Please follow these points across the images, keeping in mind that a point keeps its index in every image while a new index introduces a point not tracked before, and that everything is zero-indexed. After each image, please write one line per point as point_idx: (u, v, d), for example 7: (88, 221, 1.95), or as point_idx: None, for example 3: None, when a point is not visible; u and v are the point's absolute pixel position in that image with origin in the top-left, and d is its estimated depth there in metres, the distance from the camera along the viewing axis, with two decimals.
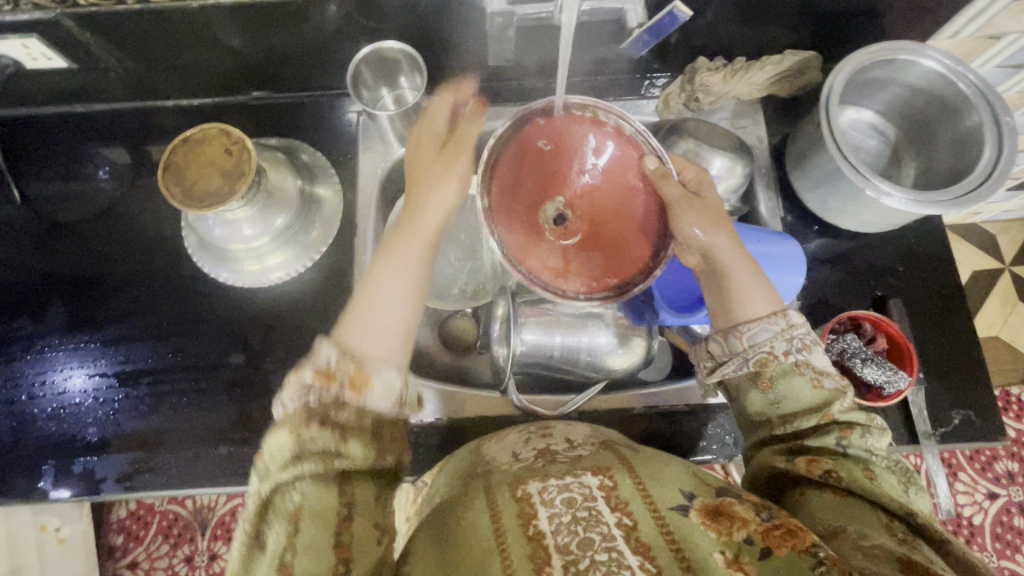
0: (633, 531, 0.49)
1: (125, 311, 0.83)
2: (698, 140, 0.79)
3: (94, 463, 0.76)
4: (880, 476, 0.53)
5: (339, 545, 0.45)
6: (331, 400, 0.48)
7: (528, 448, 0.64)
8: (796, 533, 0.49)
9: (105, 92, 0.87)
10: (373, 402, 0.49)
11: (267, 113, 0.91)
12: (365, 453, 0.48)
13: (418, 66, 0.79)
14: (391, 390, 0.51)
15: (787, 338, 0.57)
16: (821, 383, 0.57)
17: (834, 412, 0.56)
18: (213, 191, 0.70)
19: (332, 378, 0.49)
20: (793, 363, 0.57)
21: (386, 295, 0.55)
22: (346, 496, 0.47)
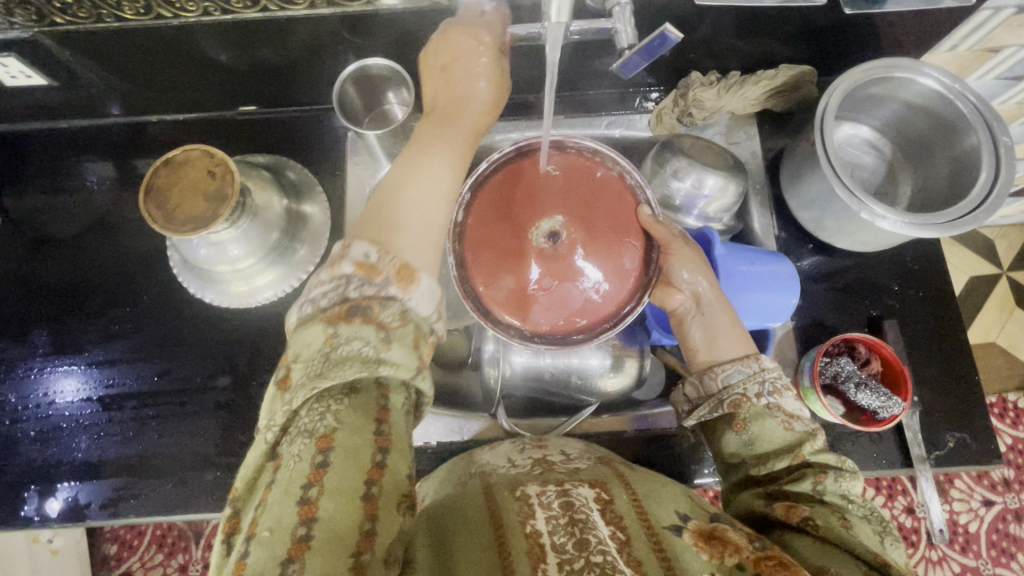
0: (627, 544, 0.48)
1: (110, 333, 0.81)
2: (690, 158, 0.77)
3: (78, 489, 0.75)
4: (856, 526, 0.52)
5: (368, 498, 0.41)
6: (372, 295, 0.45)
7: (524, 455, 0.63)
8: (787, 565, 0.47)
9: (88, 107, 0.85)
10: (415, 302, 0.47)
11: (254, 128, 0.89)
12: (408, 362, 0.45)
13: (406, 82, 0.77)
14: (435, 291, 0.48)
15: (759, 381, 0.59)
16: (791, 425, 0.58)
17: (806, 451, 0.56)
18: (196, 215, 0.69)
19: (377, 270, 0.46)
20: (765, 407, 0.58)
21: (426, 184, 0.53)
22: (381, 439, 0.43)
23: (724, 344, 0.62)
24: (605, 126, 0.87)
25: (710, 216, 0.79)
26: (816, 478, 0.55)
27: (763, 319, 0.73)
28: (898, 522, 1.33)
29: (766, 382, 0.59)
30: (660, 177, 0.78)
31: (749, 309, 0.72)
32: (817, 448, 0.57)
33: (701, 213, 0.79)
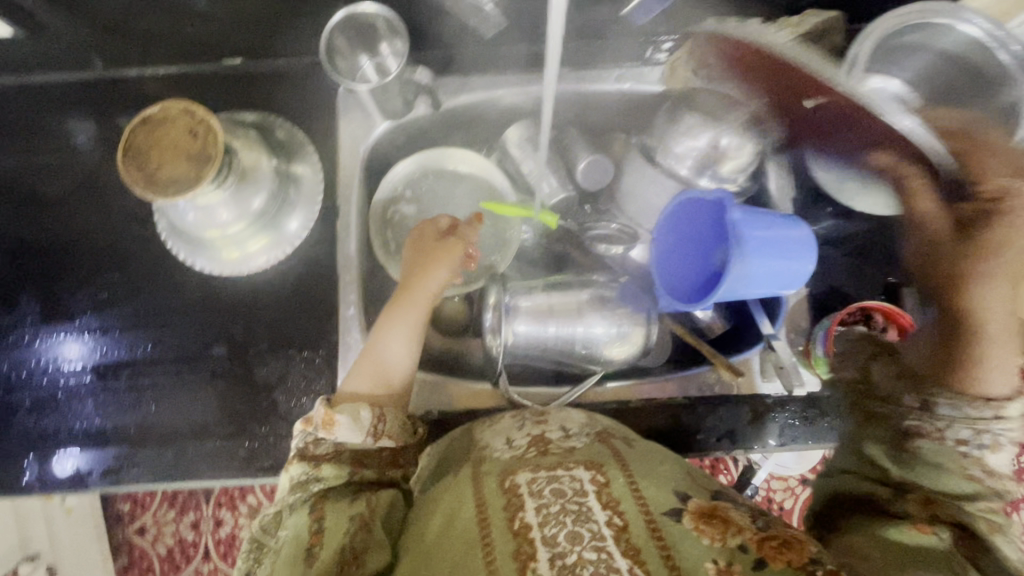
0: (624, 532, 0.48)
1: (101, 300, 0.79)
2: (707, 114, 0.72)
3: (77, 458, 0.75)
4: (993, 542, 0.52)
5: (309, 556, 0.52)
6: (312, 439, 0.60)
7: (522, 432, 0.61)
8: (793, 547, 0.47)
9: (58, 59, 0.79)
10: (341, 437, 0.59)
11: (237, 82, 0.83)
12: (336, 474, 0.59)
13: (399, 31, 0.72)
14: (356, 421, 0.60)
15: (971, 424, 0.54)
16: (979, 478, 0.54)
17: (971, 505, 0.54)
18: (179, 177, 0.65)
19: (310, 423, 0.60)
20: (975, 447, 0.55)
21: (386, 338, 0.67)
22: (317, 513, 0.56)
23: (1000, 374, 0.54)
24: (616, 79, 0.81)
25: (723, 178, 0.74)
26: (962, 531, 0.53)
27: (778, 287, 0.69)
28: None
29: (987, 436, 0.54)
30: (672, 136, 0.73)
31: (764, 276, 0.68)
32: (985, 509, 0.53)
33: (716, 174, 0.74)
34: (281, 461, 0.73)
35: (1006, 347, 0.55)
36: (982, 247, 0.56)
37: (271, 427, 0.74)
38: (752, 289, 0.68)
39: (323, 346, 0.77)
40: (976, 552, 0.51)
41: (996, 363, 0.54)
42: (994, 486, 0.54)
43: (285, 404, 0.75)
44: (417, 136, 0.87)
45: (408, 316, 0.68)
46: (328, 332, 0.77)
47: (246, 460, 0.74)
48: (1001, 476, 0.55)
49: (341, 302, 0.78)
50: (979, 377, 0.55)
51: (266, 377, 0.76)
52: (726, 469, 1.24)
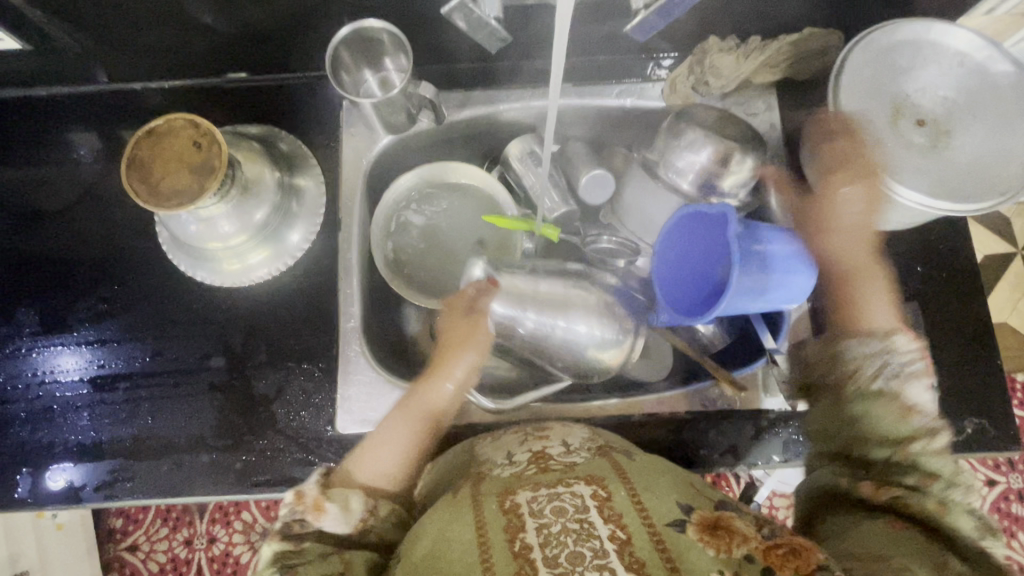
0: (628, 545, 0.46)
1: (100, 311, 0.79)
2: (708, 129, 0.73)
3: (71, 472, 0.73)
4: (953, 516, 0.48)
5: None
6: (297, 520, 0.56)
7: (523, 449, 0.61)
8: (800, 553, 0.46)
9: (66, 73, 0.80)
10: (328, 528, 0.56)
11: (242, 97, 0.84)
12: (315, 547, 0.54)
13: (403, 46, 0.73)
14: (346, 511, 0.57)
15: (878, 355, 0.57)
16: (911, 416, 0.54)
17: (914, 448, 0.53)
18: (181, 188, 0.65)
19: (301, 500, 0.57)
20: (880, 389, 0.56)
21: (381, 450, 0.65)
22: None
23: (874, 306, 0.63)
24: (617, 96, 0.82)
25: (725, 193, 0.74)
26: (921, 474, 0.51)
27: (783, 301, 0.68)
28: None
29: (886, 360, 0.57)
30: (673, 150, 0.73)
31: (769, 290, 0.67)
32: (933, 449, 0.53)
33: (717, 189, 0.74)
34: (277, 476, 0.72)
35: (875, 295, 0.63)
36: (815, 208, 0.68)
37: (268, 441, 0.73)
38: (755, 302, 0.67)
39: (322, 358, 0.76)
40: (941, 507, 0.49)
41: (874, 300, 0.63)
42: (927, 425, 0.54)
43: (282, 418, 0.74)
44: (419, 151, 0.88)
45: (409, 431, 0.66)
46: (327, 345, 0.77)
47: (242, 474, 0.73)
48: (929, 414, 0.55)
49: (342, 314, 0.77)
50: (863, 318, 0.62)
51: (264, 391, 0.75)
52: (728, 487, 1.23)
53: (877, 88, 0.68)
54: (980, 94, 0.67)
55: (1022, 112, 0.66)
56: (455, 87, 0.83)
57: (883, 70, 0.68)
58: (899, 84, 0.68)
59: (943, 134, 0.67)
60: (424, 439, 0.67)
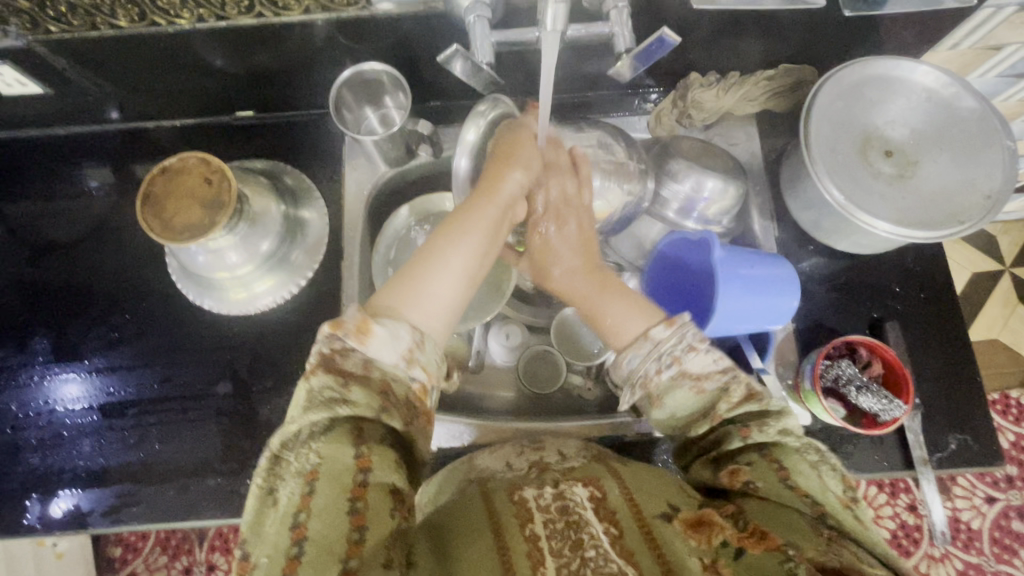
0: (619, 538, 0.49)
1: (110, 339, 0.81)
2: (692, 161, 0.77)
3: (79, 497, 0.75)
4: (794, 472, 0.50)
5: (354, 513, 0.46)
6: (340, 347, 0.51)
7: (522, 458, 0.66)
8: (768, 534, 0.47)
9: (84, 113, 0.85)
10: (375, 351, 0.50)
11: (250, 133, 0.88)
12: (369, 401, 0.51)
13: (402, 86, 0.77)
14: (395, 340, 0.52)
15: (655, 357, 0.56)
16: (701, 387, 0.55)
17: (721, 412, 0.54)
18: (192, 222, 0.69)
19: (340, 325, 0.51)
20: (669, 381, 0.55)
21: (443, 269, 0.58)
22: (363, 460, 0.49)
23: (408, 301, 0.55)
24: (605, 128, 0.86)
25: (709, 219, 0.78)
26: (741, 433, 0.53)
27: (767, 322, 0.72)
28: (900, 520, 1.32)
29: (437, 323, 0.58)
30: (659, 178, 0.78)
31: (752, 313, 0.71)
32: (735, 402, 0.54)
33: (702, 216, 0.78)
34: None
35: (614, 305, 0.61)
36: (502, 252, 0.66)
37: None
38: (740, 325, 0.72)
39: None
40: (785, 474, 0.50)
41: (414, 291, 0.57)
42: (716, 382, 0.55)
43: None
44: (418, 182, 0.92)
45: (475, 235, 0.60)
46: None
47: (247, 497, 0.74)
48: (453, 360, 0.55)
49: None
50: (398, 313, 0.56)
51: (268, 415, 0.77)
52: None
53: (848, 122, 0.72)
54: (947, 128, 0.71)
55: (990, 144, 0.69)
56: (452, 121, 0.87)
57: (854, 104, 0.72)
58: (869, 118, 0.72)
59: (909, 164, 0.71)
60: (478, 265, 0.60)
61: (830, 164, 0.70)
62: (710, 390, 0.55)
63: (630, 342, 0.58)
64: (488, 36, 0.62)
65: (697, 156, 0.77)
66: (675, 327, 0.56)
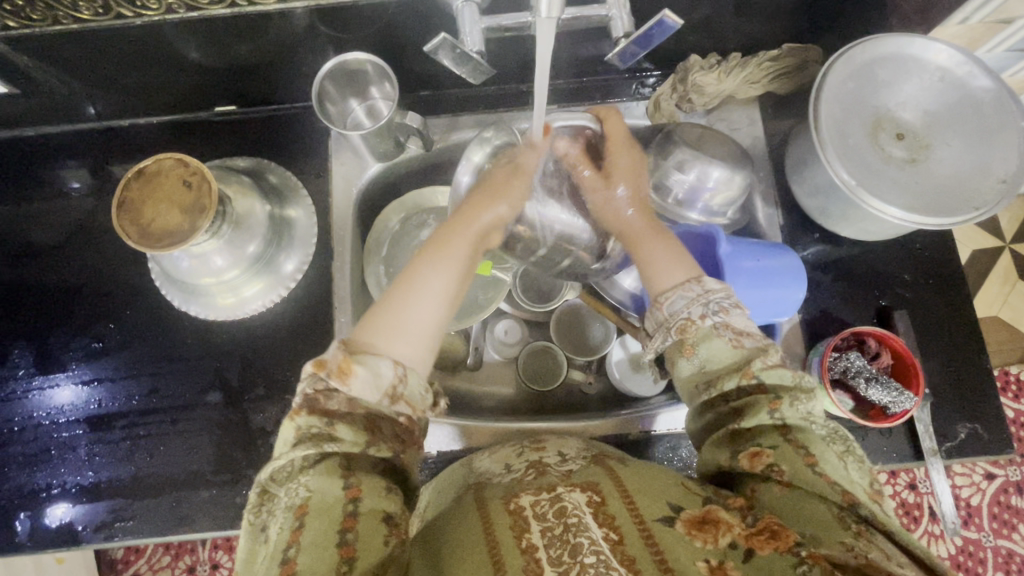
0: (620, 544, 0.46)
1: (93, 350, 0.78)
2: (696, 149, 0.74)
3: (69, 514, 0.73)
4: (822, 459, 0.49)
5: (342, 544, 0.46)
6: (324, 388, 0.51)
7: (521, 459, 0.63)
8: (779, 534, 0.46)
9: (52, 112, 0.80)
10: (357, 391, 0.50)
11: (231, 129, 0.84)
12: (354, 438, 0.51)
13: (388, 75, 0.73)
14: (377, 378, 0.51)
15: (702, 302, 0.56)
16: (741, 342, 0.55)
17: (755, 368, 0.53)
18: (171, 228, 0.65)
19: (323, 366, 0.50)
20: (710, 328, 0.56)
21: (423, 293, 0.56)
22: (352, 490, 0.49)
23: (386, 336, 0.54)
24: None
25: (714, 210, 0.76)
26: (769, 406, 0.52)
27: (771, 314, 0.70)
28: (900, 499, 1.32)
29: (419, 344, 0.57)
30: (662, 169, 0.75)
31: (755, 305, 0.69)
32: (771, 363, 0.53)
33: (706, 207, 0.75)
34: None
35: (659, 254, 0.61)
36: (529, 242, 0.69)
37: None
38: (746, 313, 0.69)
39: None
40: (812, 460, 0.49)
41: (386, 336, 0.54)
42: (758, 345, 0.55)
43: None
44: (409, 175, 0.88)
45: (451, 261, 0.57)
46: None
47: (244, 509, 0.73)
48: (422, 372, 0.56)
49: None
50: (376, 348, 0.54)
51: (262, 424, 0.75)
52: None
53: (858, 103, 0.69)
54: (962, 109, 0.68)
55: (1008, 124, 0.66)
56: (442, 111, 0.83)
57: (864, 85, 0.69)
58: (880, 98, 0.69)
59: (921, 148, 0.68)
60: (461, 286, 0.58)
61: (839, 147, 0.67)
62: (748, 347, 0.55)
63: (677, 285, 0.59)
64: (477, 23, 0.59)
65: (702, 141, 0.75)
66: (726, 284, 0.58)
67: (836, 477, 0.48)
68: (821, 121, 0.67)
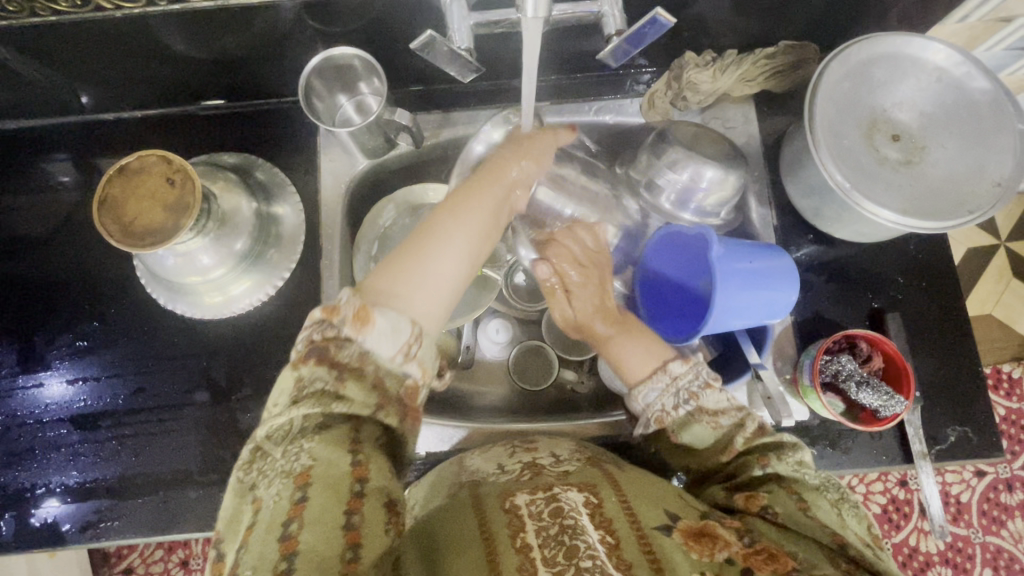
0: (616, 548, 0.46)
1: (79, 348, 0.77)
2: (689, 149, 0.73)
3: (56, 513, 0.73)
4: (814, 506, 0.50)
5: (349, 528, 0.44)
6: (333, 336, 0.49)
7: (514, 460, 0.63)
8: (777, 557, 0.45)
9: (35, 105, 0.79)
10: (371, 344, 0.49)
11: (218, 123, 0.83)
12: (364, 398, 0.49)
13: (376, 70, 0.71)
14: (394, 332, 0.50)
15: (673, 392, 0.56)
16: (718, 423, 0.55)
17: (738, 444, 0.54)
18: (155, 226, 0.64)
19: (336, 313, 0.49)
20: (685, 416, 0.55)
21: (443, 249, 0.55)
22: (358, 470, 0.47)
23: (404, 288, 0.52)
24: (595, 112, 0.81)
25: (707, 211, 0.75)
26: (760, 461, 0.53)
27: (765, 316, 0.69)
28: (891, 496, 1.33)
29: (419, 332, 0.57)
30: (656, 168, 0.74)
31: (749, 308, 0.68)
32: (750, 436, 0.54)
33: (699, 207, 0.75)
34: None
35: (627, 339, 0.62)
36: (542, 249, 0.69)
37: None
38: (739, 320, 0.68)
39: None
40: (805, 505, 0.50)
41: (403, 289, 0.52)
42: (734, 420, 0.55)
43: None
44: (399, 172, 0.87)
45: (474, 216, 0.57)
46: None
47: None
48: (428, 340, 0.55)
49: None
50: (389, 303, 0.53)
51: (250, 424, 0.75)
52: None
53: (854, 103, 0.68)
54: (958, 109, 0.67)
55: (1005, 126, 0.65)
56: (433, 107, 0.82)
57: (860, 85, 0.68)
58: (876, 98, 0.68)
59: (916, 149, 0.68)
60: (482, 246, 0.58)
61: (834, 148, 0.66)
62: (725, 426, 0.55)
63: (647, 375, 0.58)
64: (466, 19, 0.58)
65: (696, 139, 0.74)
66: (690, 363, 0.57)
67: (827, 521, 0.49)
68: (817, 119, 0.66)
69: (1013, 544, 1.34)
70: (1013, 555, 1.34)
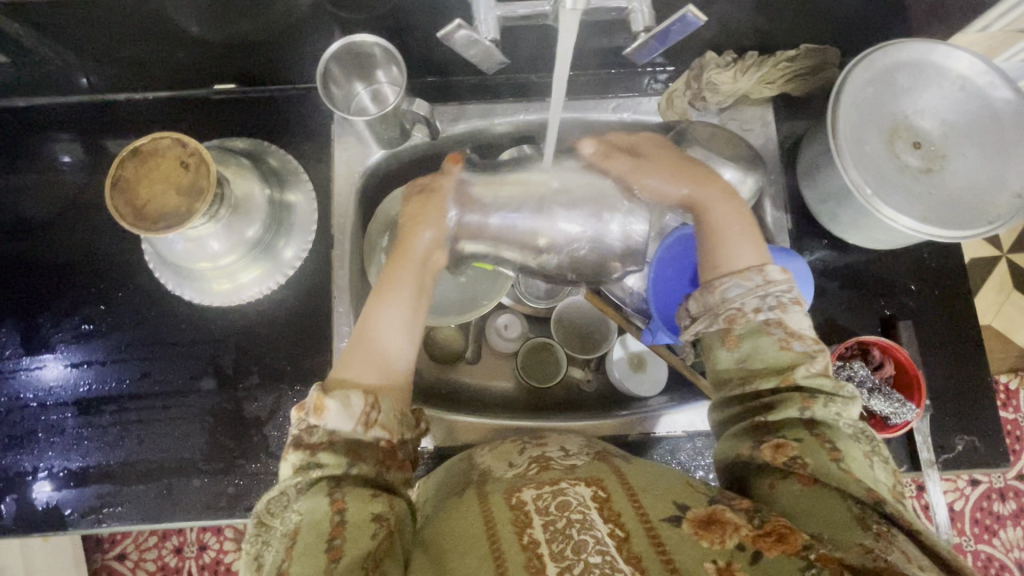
0: (625, 543, 0.46)
1: (84, 332, 0.76)
2: (708, 149, 0.72)
3: (57, 498, 0.72)
4: (846, 456, 0.50)
5: (331, 548, 0.46)
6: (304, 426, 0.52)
7: (523, 456, 0.62)
8: (787, 537, 0.45)
9: (44, 84, 0.77)
10: (332, 425, 0.52)
11: (230, 108, 0.82)
12: (338, 460, 0.51)
13: (395, 60, 0.71)
14: (348, 408, 0.52)
15: (760, 295, 0.55)
16: (790, 345, 0.54)
17: (799, 376, 0.53)
18: (168, 211, 0.63)
19: (302, 408, 0.53)
20: (762, 322, 0.55)
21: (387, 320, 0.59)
22: (337, 502, 0.49)
23: (360, 368, 0.56)
24: (612, 110, 0.81)
25: None
26: (802, 403, 0.52)
27: None
28: None
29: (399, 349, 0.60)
30: None
31: None
32: (815, 372, 0.53)
33: None
34: None
35: (731, 233, 0.60)
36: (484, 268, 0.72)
37: (260, 463, 0.73)
38: None
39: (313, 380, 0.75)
40: (837, 455, 0.50)
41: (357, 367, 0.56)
42: (806, 351, 0.54)
43: (274, 441, 0.73)
44: (412, 163, 0.86)
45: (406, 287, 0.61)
46: (320, 366, 0.76)
47: (235, 499, 0.72)
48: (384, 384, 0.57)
49: (335, 335, 0.76)
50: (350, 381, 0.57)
51: (256, 413, 0.74)
52: None
53: (875, 109, 0.67)
54: (981, 118, 0.67)
55: None
56: (449, 99, 0.81)
57: (882, 90, 0.67)
58: (898, 105, 0.68)
59: (935, 158, 0.67)
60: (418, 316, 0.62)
61: (854, 153, 0.65)
62: (797, 352, 0.54)
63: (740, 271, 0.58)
64: (492, 10, 0.57)
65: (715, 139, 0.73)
66: (789, 275, 0.56)
67: (861, 476, 0.48)
68: (839, 127, 0.65)
69: (1004, 553, 1.35)
70: (1003, 563, 1.35)
